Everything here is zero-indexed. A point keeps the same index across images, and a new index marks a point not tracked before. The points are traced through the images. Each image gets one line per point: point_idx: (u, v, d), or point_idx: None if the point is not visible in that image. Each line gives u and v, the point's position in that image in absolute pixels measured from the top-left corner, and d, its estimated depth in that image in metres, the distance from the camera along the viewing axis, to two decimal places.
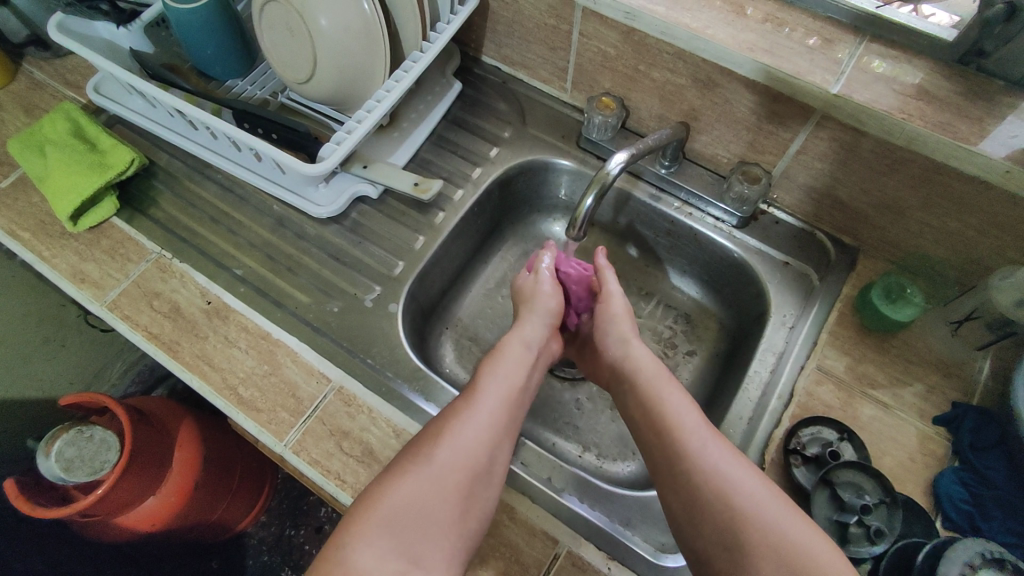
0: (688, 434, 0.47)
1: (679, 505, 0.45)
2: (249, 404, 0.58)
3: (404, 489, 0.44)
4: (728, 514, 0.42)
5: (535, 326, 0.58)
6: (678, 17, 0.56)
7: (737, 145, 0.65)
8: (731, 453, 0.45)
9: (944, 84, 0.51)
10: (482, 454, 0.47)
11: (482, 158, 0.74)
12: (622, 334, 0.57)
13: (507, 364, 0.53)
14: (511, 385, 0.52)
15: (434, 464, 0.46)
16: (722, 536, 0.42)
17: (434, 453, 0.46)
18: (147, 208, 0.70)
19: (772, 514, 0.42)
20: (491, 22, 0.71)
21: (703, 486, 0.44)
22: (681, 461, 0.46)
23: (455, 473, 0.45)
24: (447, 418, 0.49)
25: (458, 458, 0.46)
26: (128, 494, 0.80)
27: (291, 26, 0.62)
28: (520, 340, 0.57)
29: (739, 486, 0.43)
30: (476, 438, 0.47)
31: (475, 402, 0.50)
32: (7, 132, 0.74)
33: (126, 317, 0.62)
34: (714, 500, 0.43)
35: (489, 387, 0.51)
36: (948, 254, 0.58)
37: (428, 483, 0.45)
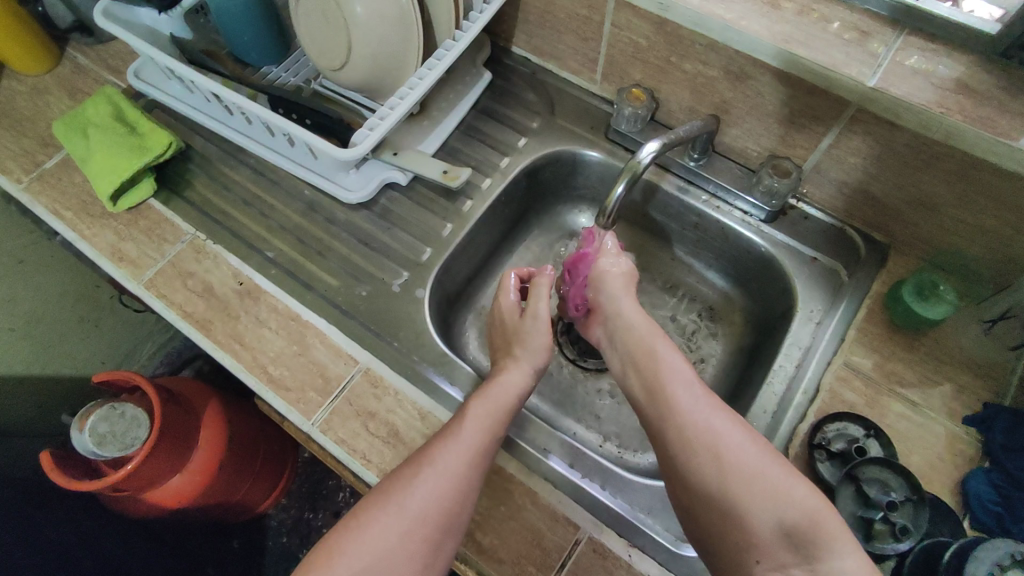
0: (679, 389, 0.50)
1: (669, 455, 0.48)
2: (279, 383, 0.59)
3: (367, 538, 0.48)
4: (712, 464, 0.45)
5: (521, 373, 0.57)
6: (713, 8, 0.56)
7: (768, 139, 0.64)
8: (715, 406, 0.48)
9: (986, 79, 0.50)
10: (448, 512, 0.48)
11: (510, 148, 0.74)
12: (611, 291, 0.60)
13: (486, 411, 0.53)
14: (491, 434, 0.52)
15: (399, 517, 0.48)
16: (706, 486, 0.45)
17: (402, 507, 0.48)
18: (182, 190, 0.72)
19: (754, 465, 0.44)
20: (523, 13, 0.72)
21: (691, 435, 0.47)
22: (670, 414, 0.49)
23: (419, 529, 0.48)
24: (421, 465, 0.50)
25: (421, 515, 0.48)
26: (156, 470, 0.82)
27: (328, 13, 0.63)
28: (506, 388, 0.55)
29: (724, 437, 0.46)
30: (446, 494, 0.48)
31: (451, 452, 0.50)
32: (51, 114, 0.76)
33: (162, 295, 0.64)
34: (699, 452, 0.46)
35: (466, 436, 0.50)
36: (983, 253, 0.57)
37: (392, 535, 0.48)
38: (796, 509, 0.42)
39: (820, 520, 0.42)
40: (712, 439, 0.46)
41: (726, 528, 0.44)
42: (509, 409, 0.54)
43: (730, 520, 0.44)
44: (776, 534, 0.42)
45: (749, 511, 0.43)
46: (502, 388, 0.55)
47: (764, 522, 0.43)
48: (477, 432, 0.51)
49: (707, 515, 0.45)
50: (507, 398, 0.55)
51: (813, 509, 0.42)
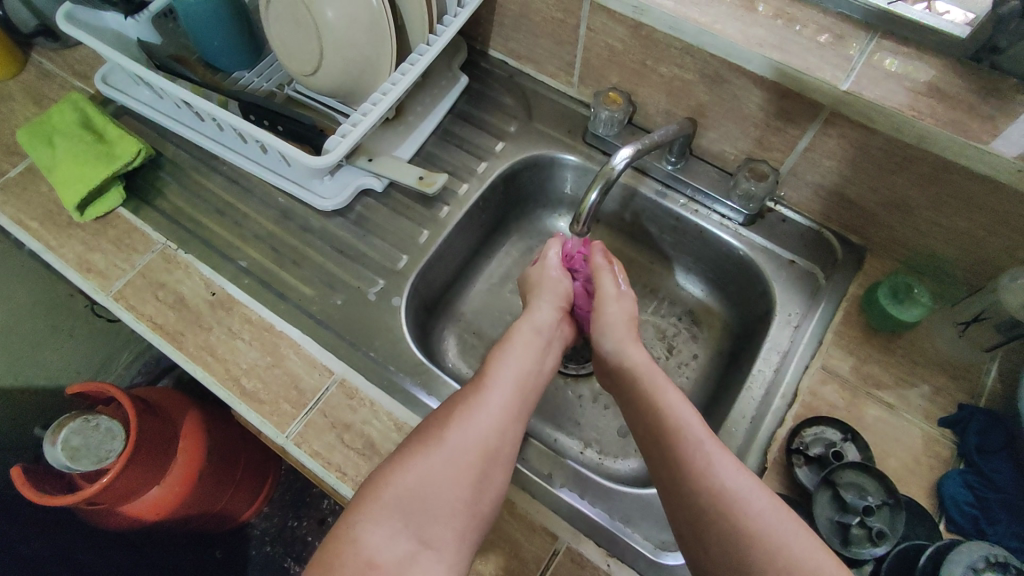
0: (699, 451, 0.46)
1: (687, 521, 0.45)
2: (252, 396, 0.58)
3: (414, 469, 0.46)
4: (738, 536, 0.42)
5: (548, 308, 0.60)
6: (687, 12, 0.56)
7: (744, 142, 0.64)
8: (741, 473, 0.45)
9: (956, 82, 0.50)
10: (491, 439, 0.48)
11: (487, 152, 0.73)
12: (615, 340, 0.57)
13: (516, 351, 0.55)
14: (522, 370, 0.54)
15: (443, 448, 0.46)
16: (729, 557, 0.42)
17: (446, 436, 0.47)
18: (152, 198, 0.70)
19: (780, 540, 0.42)
20: (499, 16, 0.71)
21: (715, 506, 0.43)
22: (692, 479, 0.45)
23: (465, 457, 0.46)
24: (457, 405, 0.50)
25: (466, 442, 0.47)
26: (132, 484, 0.80)
27: (298, 17, 0.62)
28: (529, 326, 0.58)
29: (750, 510, 0.43)
30: (488, 423, 0.49)
31: (487, 388, 0.51)
32: (16, 122, 0.74)
33: (131, 307, 0.63)
34: (722, 522, 0.43)
35: (505, 372, 0.53)
36: (957, 255, 0.57)
37: (438, 463, 0.46)
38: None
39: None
40: (738, 512, 0.43)
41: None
42: (536, 346, 0.56)
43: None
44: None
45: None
46: (530, 325, 0.58)
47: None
48: (515, 368, 0.53)
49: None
50: (530, 332, 0.57)
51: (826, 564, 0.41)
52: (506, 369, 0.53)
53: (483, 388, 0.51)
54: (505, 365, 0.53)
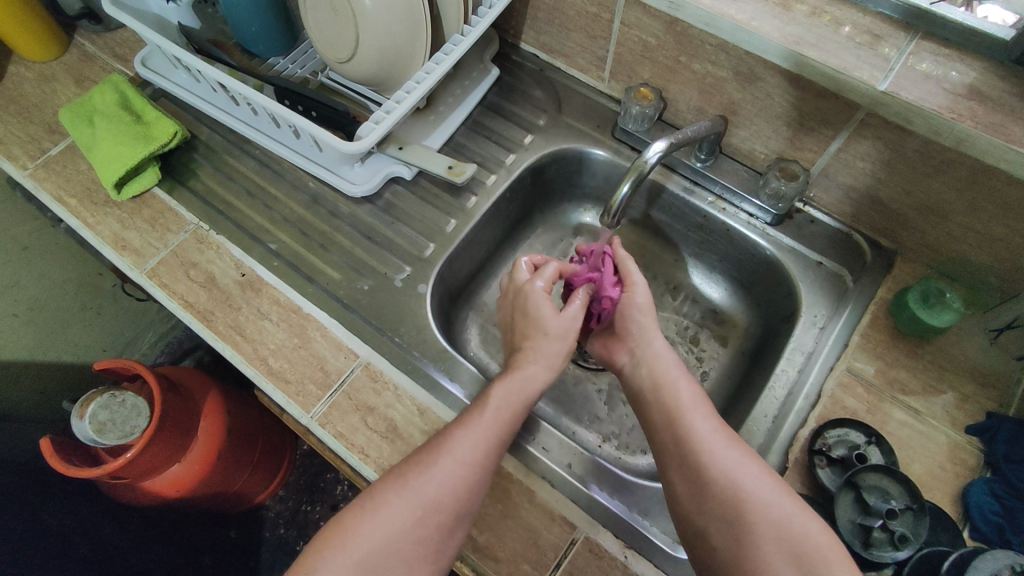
0: (700, 420, 0.49)
1: (684, 478, 0.48)
2: (279, 375, 0.59)
3: (378, 519, 0.47)
4: (728, 492, 0.45)
5: (543, 366, 0.55)
6: (724, 8, 0.55)
7: (776, 141, 0.64)
8: (732, 440, 0.48)
9: (998, 84, 0.49)
10: (461, 499, 0.48)
11: (516, 144, 0.74)
12: (649, 328, 0.57)
13: (507, 400, 0.52)
14: (506, 427, 0.51)
15: (414, 500, 0.48)
16: (721, 516, 0.45)
17: (418, 490, 0.48)
18: (187, 179, 0.71)
19: (768, 496, 0.44)
20: (532, 9, 0.71)
21: (707, 464, 0.47)
22: (688, 441, 0.48)
23: (433, 515, 0.47)
24: (433, 449, 0.50)
25: (438, 501, 0.47)
26: (155, 459, 0.82)
27: (337, 6, 0.62)
28: (530, 380, 0.54)
29: (740, 470, 0.46)
30: (459, 484, 0.48)
31: (466, 439, 0.49)
32: (58, 101, 0.76)
33: (163, 285, 0.64)
34: (715, 479, 0.46)
35: (484, 423, 0.50)
36: (991, 260, 0.57)
37: (405, 516, 0.47)
38: (806, 543, 0.42)
39: (832, 567, 0.41)
40: (728, 470, 0.46)
41: (737, 555, 0.44)
42: (527, 404, 0.53)
43: (743, 549, 0.44)
44: (789, 566, 0.42)
45: (759, 542, 0.43)
46: (527, 376, 0.54)
47: (777, 554, 0.42)
48: (495, 420, 0.51)
49: (716, 546, 0.45)
50: (529, 389, 0.54)
51: (829, 548, 0.42)
52: (483, 422, 0.51)
53: (462, 437, 0.50)
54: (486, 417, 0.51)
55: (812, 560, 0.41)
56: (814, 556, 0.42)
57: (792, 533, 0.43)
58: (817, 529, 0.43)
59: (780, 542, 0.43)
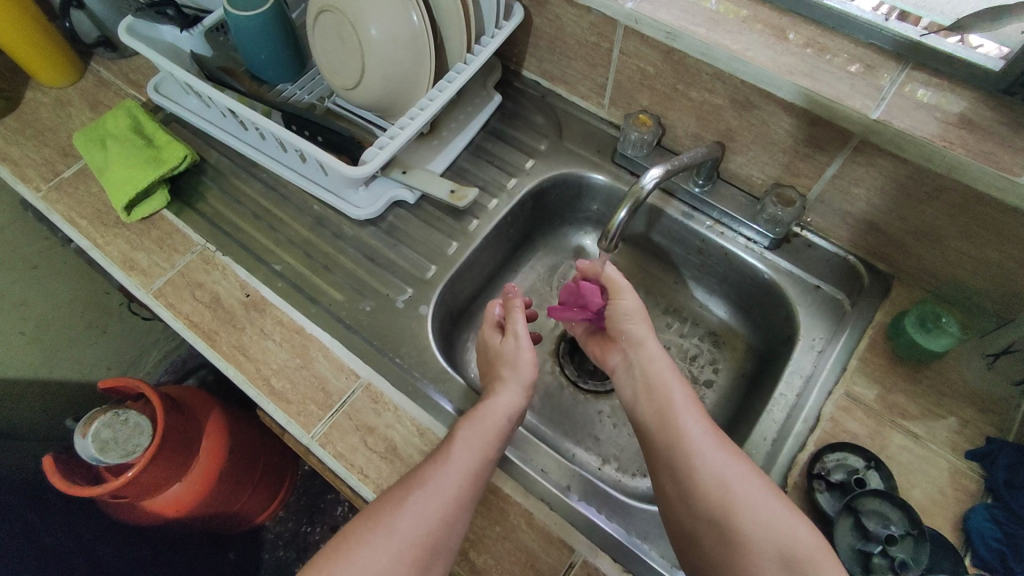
0: (689, 421, 0.50)
1: (672, 480, 0.48)
2: (280, 395, 0.60)
3: (357, 559, 0.46)
4: (717, 494, 0.45)
5: (513, 394, 0.56)
6: (719, 38, 0.57)
7: (772, 167, 0.65)
8: (721, 441, 0.48)
9: (988, 114, 0.50)
10: (438, 533, 0.48)
11: (518, 169, 0.75)
12: (633, 322, 0.57)
13: (478, 432, 0.52)
14: (482, 459, 0.51)
15: (389, 538, 0.47)
16: (712, 521, 0.45)
17: (394, 526, 0.47)
18: (195, 201, 0.73)
19: (757, 498, 0.45)
20: (534, 38, 0.73)
21: (697, 468, 0.47)
22: (677, 441, 0.49)
23: (410, 550, 0.47)
24: (410, 484, 0.50)
25: (414, 536, 0.47)
26: (156, 478, 0.82)
27: (344, 35, 0.64)
28: (499, 410, 0.54)
29: (729, 470, 0.46)
30: (437, 519, 0.48)
31: (443, 471, 0.50)
32: (72, 125, 0.78)
33: (170, 305, 0.65)
34: (704, 480, 0.46)
35: (459, 455, 0.51)
36: (987, 285, 0.57)
37: (381, 556, 0.47)
38: (796, 544, 0.42)
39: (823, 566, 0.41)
40: (718, 473, 0.46)
41: (727, 555, 0.44)
42: (500, 432, 0.53)
43: (734, 550, 0.44)
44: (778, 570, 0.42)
45: (747, 541, 0.43)
46: (495, 406, 0.55)
47: (766, 557, 0.43)
48: (471, 452, 0.51)
49: (708, 551, 0.45)
50: (499, 418, 0.54)
51: (817, 547, 0.42)
52: (459, 454, 0.51)
53: (438, 471, 0.50)
54: (461, 448, 0.51)
55: (801, 558, 0.42)
56: (802, 555, 0.42)
57: (781, 533, 0.43)
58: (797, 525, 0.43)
59: (769, 545, 0.43)
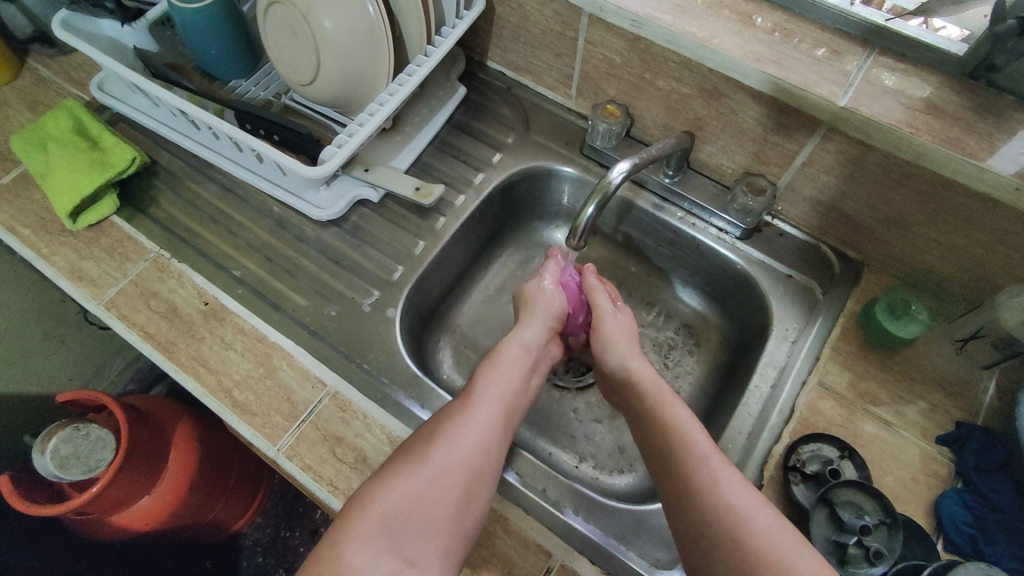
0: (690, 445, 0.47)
1: (678, 510, 0.45)
2: (244, 408, 0.57)
3: (399, 486, 0.45)
4: (723, 525, 0.42)
5: (533, 328, 0.59)
6: (685, 25, 0.55)
7: (742, 156, 0.64)
8: (726, 466, 0.45)
9: (953, 99, 0.50)
10: (480, 456, 0.47)
11: (485, 163, 0.73)
12: (620, 352, 0.58)
13: (507, 365, 0.54)
14: (512, 389, 0.53)
15: (429, 464, 0.46)
16: (706, 527, 0.43)
17: (434, 452, 0.46)
18: (146, 206, 0.69)
19: (766, 529, 0.41)
20: (497, 27, 0.71)
21: (700, 494, 0.44)
22: (681, 466, 0.46)
23: (450, 473, 0.46)
24: (444, 418, 0.49)
25: (455, 460, 0.46)
26: (122, 493, 0.79)
27: (297, 28, 0.61)
28: (518, 343, 0.57)
29: (735, 496, 0.43)
30: (474, 444, 0.48)
31: (476, 400, 0.50)
32: (10, 128, 0.74)
33: (122, 316, 0.62)
34: (708, 510, 0.43)
35: (489, 388, 0.51)
36: (955, 271, 0.57)
37: (422, 479, 0.45)
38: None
39: None
40: (722, 500, 0.43)
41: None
42: (527, 361, 0.56)
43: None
44: None
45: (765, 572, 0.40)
46: (519, 340, 0.57)
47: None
48: (501, 383, 0.52)
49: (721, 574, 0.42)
50: (523, 351, 0.56)
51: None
52: (491, 386, 0.52)
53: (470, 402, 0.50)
54: (491, 381, 0.52)
55: None
56: None
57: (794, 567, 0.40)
58: (764, 514, 0.42)
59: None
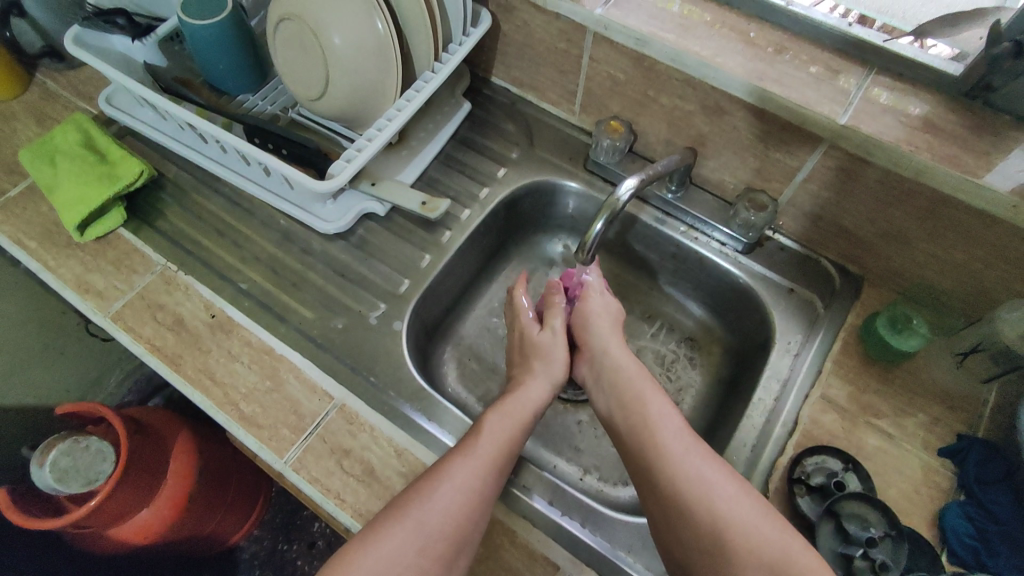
0: (669, 438, 0.49)
1: (657, 501, 0.47)
2: (251, 420, 0.57)
3: (383, 551, 0.45)
4: (702, 515, 0.44)
5: (540, 386, 0.58)
6: (688, 44, 0.57)
7: (744, 172, 0.65)
8: (706, 456, 0.47)
9: (951, 118, 0.51)
10: (465, 525, 0.47)
11: (490, 178, 0.74)
12: (600, 330, 0.61)
13: (504, 425, 0.53)
14: (507, 453, 0.51)
15: (415, 530, 0.46)
16: (687, 515, 0.45)
17: (422, 519, 0.46)
18: (153, 218, 0.70)
19: (746, 516, 0.43)
20: (502, 44, 0.72)
21: (678, 481, 0.46)
22: (659, 460, 0.48)
23: (435, 545, 0.46)
24: (435, 474, 0.49)
25: (440, 529, 0.46)
26: (121, 506, 0.79)
27: (306, 44, 0.62)
28: (525, 402, 0.56)
29: (714, 486, 0.45)
30: (461, 510, 0.47)
31: (468, 463, 0.49)
32: (18, 141, 0.74)
33: (129, 328, 0.62)
34: (689, 504, 0.45)
35: (484, 447, 0.50)
36: (953, 286, 0.59)
37: (407, 551, 0.45)
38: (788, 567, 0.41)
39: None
40: (701, 489, 0.45)
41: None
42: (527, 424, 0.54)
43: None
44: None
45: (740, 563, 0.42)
46: (523, 400, 0.56)
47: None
48: (498, 446, 0.51)
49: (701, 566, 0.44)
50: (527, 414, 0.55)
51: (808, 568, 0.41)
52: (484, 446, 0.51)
53: (464, 462, 0.49)
54: (487, 441, 0.51)
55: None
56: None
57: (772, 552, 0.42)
58: (742, 505, 0.44)
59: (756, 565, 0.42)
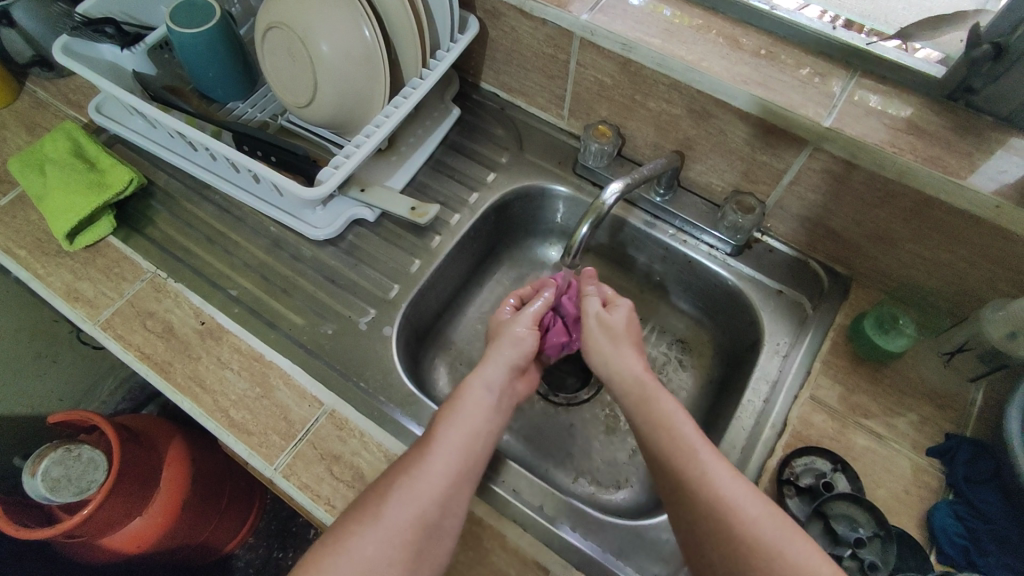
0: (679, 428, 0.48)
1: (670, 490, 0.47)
2: (241, 427, 0.57)
3: (350, 553, 0.44)
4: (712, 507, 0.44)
5: (499, 368, 0.56)
6: (674, 49, 0.57)
7: (731, 174, 0.65)
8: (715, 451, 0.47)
9: (934, 120, 0.52)
10: (431, 514, 0.46)
11: (479, 183, 0.74)
12: (591, 342, 0.57)
13: (465, 413, 0.52)
14: (468, 440, 0.50)
15: (378, 526, 0.45)
16: (695, 506, 0.45)
17: (383, 514, 0.46)
18: (143, 226, 0.70)
19: (753, 509, 0.44)
20: (491, 50, 0.72)
21: (687, 475, 0.46)
22: (670, 453, 0.47)
23: (401, 537, 0.45)
24: (399, 470, 0.48)
25: (401, 522, 0.45)
26: (113, 515, 0.78)
27: (294, 52, 0.62)
28: (483, 385, 0.54)
29: (725, 481, 0.45)
30: (425, 500, 0.46)
31: (429, 456, 0.49)
32: (8, 149, 0.74)
33: (119, 336, 0.62)
34: (699, 496, 0.45)
35: (445, 437, 0.50)
36: (940, 286, 0.59)
37: (373, 548, 0.45)
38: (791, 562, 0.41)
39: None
40: (713, 482, 0.45)
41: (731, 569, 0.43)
42: (488, 407, 0.53)
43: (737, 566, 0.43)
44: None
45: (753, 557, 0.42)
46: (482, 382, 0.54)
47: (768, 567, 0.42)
48: (459, 434, 0.50)
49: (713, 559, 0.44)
50: (485, 395, 0.53)
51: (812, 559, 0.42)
52: (447, 436, 0.50)
53: (424, 455, 0.48)
54: (449, 430, 0.50)
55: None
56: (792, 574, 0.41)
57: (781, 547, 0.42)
58: (753, 504, 0.44)
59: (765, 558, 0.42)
